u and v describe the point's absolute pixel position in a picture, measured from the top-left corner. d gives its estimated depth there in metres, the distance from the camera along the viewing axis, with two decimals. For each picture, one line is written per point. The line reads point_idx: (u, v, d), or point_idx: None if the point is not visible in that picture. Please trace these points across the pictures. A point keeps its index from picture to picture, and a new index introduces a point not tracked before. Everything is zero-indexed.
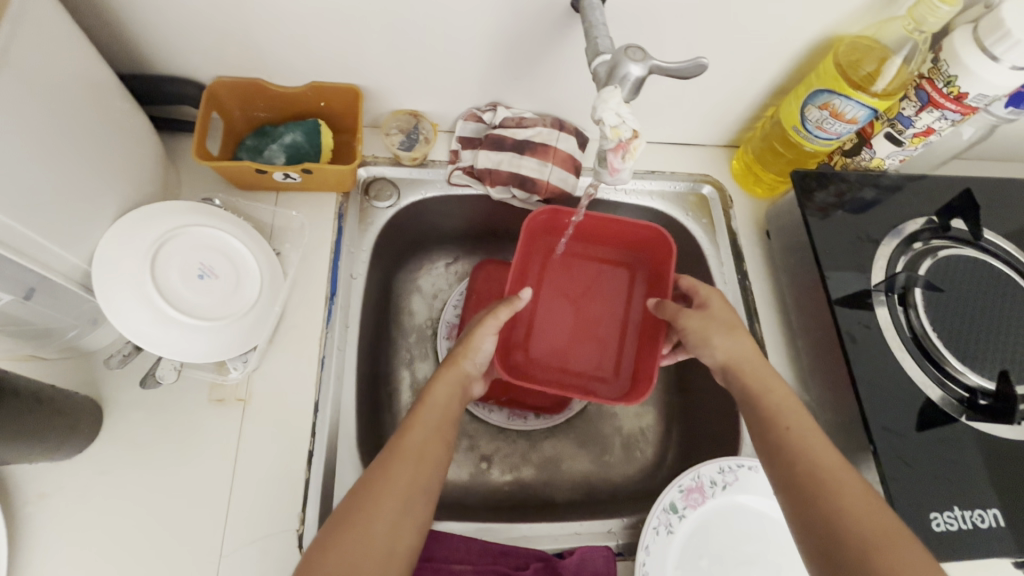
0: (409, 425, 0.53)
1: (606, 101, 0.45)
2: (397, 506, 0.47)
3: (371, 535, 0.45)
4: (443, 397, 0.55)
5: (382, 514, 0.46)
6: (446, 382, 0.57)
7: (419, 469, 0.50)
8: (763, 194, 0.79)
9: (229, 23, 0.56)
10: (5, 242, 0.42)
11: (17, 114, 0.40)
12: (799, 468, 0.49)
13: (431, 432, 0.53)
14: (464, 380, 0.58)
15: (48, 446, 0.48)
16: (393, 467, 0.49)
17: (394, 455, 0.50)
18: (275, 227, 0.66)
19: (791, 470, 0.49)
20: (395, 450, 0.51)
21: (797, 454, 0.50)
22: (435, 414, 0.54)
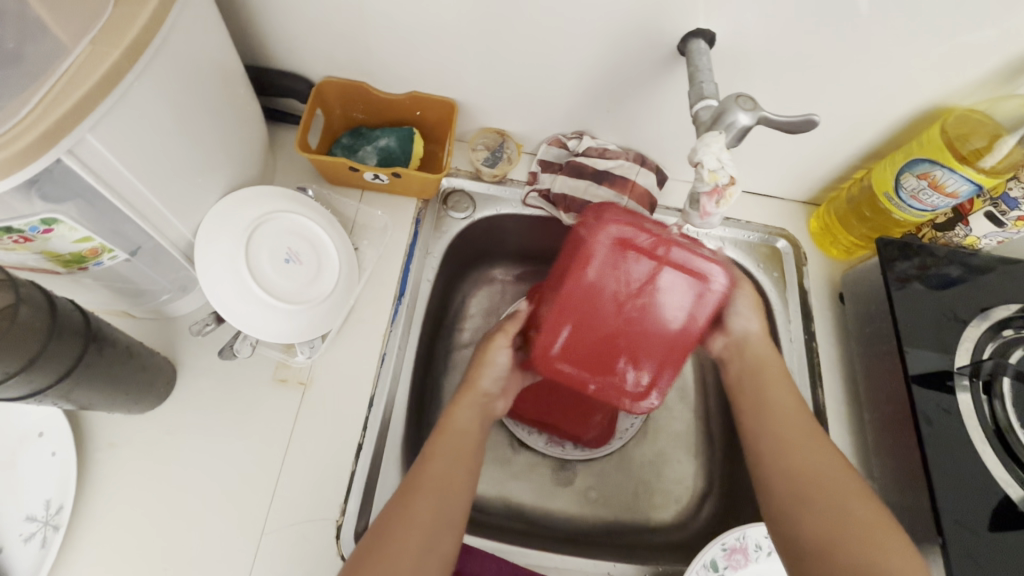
0: (429, 454, 0.52)
1: (708, 145, 0.46)
2: (419, 536, 0.47)
3: (397, 565, 0.45)
4: (464, 422, 0.56)
5: (405, 547, 0.46)
6: (463, 409, 0.57)
7: (443, 497, 0.50)
8: (839, 256, 0.77)
9: (350, 30, 0.60)
10: (138, 210, 0.46)
11: (168, 90, 0.44)
12: (788, 468, 0.52)
13: (450, 453, 0.53)
14: (483, 405, 0.60)
15: (129, 398, 0.51)
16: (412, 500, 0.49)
17: (417, 487, 0.49)
18: (356, 223, 0.69)
19: (786, 470, 0.52)
20: (417, 477, 0.50)
21: (792, 461, 0.53)
22: (455, 439, 0.54)
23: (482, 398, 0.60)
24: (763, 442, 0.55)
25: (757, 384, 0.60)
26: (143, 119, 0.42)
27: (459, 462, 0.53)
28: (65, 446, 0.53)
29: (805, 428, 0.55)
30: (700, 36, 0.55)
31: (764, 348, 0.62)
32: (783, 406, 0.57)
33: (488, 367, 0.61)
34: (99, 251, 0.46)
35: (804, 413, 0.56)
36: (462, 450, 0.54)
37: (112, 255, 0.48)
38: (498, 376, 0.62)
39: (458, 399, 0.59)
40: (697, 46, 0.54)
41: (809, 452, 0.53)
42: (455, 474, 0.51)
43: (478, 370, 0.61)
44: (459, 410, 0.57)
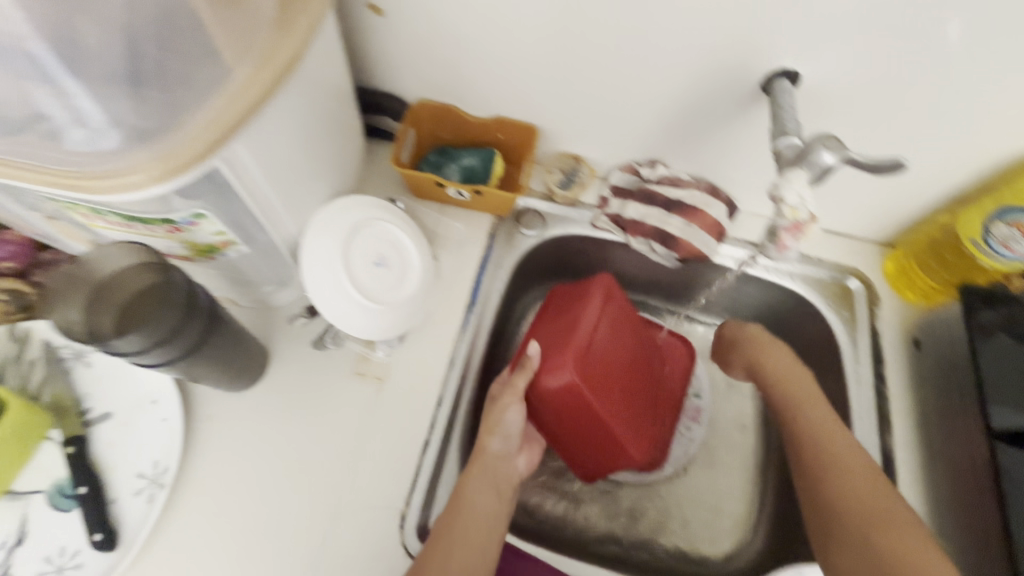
0: (451, 511, 0.55)
1: (790, 181, 0.47)
2: None
3: None
4: (477, 492, 0.56)
5: None
6: (480, 479, 0.57)
7: (473, 551, 0.53)
8: (915, 300, 0.74)
9: (451, 57, 0.66)
10: (266, 215, 0.52)
11: (300, 107, 0.50)
12: (843, 496, 0.52)
13: (474, 513, 0.55)
14: (497, 466, 0.60)
15: (229, 375, 0.57)
16: (437, 559, 0.50)
17: (440, 535, 0.52)
18: (436, 234, 0.74)
19: (830, 500, 0.53)
20: (438, 532, 0.53)
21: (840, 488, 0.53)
22: (477, 501, 0.56)
23: (493, 462, 0.60)
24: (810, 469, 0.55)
25: (789, 399, 0.60)
26: (280, 133, 0.48)
27: (478, 526, 0.54)
28: (174, 415, 0.59)
29: (853, 455, 0.55)
30: (786, 76, 0.57)
31: (785, 364, 0.63)
32: (824, 423, 0.57)
33: (499, 431, 0.61)
34: (229, 243, 0.51)
35: (849, 438, 0.56)
36: (478, 521, 0.55)
37: (236, 248, 0.53)
38: (510, 433, 0.62)
39: (471, 465, 0.59)
40: (782, 86, 0.56)
41: (856, 478, 0.53)
42: (477, 529, 0.54)
43: (489, 434, 0.60)
44: (476, 476, 0.58)
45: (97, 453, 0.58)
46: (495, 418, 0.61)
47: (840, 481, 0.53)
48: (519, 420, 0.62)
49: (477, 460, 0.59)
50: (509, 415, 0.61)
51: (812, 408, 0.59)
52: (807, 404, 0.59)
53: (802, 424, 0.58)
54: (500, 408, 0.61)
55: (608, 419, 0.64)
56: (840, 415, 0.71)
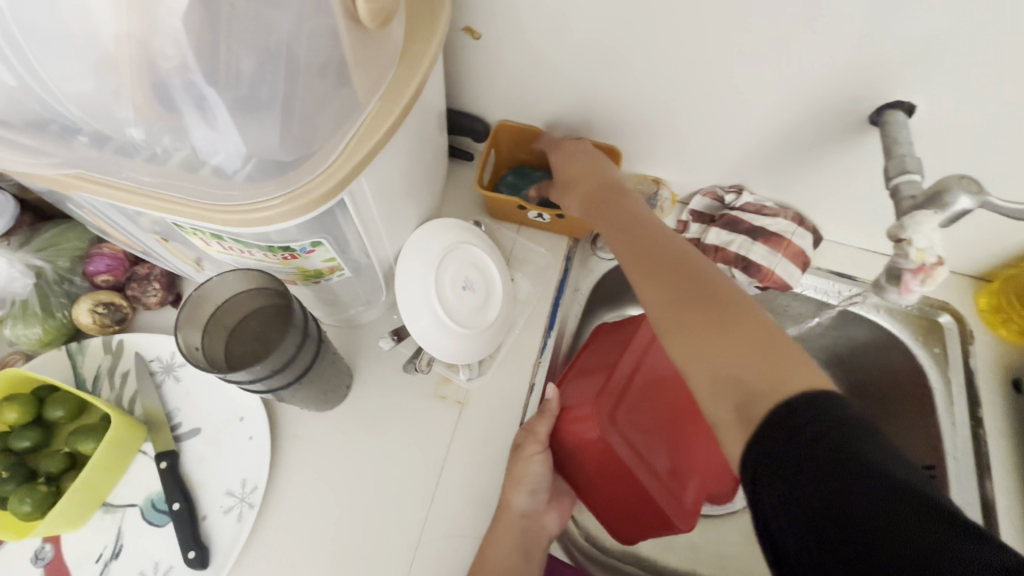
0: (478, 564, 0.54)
1: (920, 223, 0.45)
2: None
3: None
4: (503, 549, 0.55)
5: None
6: (504, 537, 0.56)
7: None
8: (1010, 338, 0.71)
9: (542, 81, 0.66)
10: (369, 238, 0.52)
11: (411, 134, 0.50)
12: (711, 386, 0.37)
13: (501, 557, 0.55)
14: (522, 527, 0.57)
15: (320, 397, 0.58)
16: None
17: None
18: (514, 255, 0.73)
19: (713, 390, 0.37)
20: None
21: (752, 397, 0.35)
22: (504, 546, 0.55)
23: (519, 519, 0.57)
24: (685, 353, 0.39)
25: (659, 243, 0.47)
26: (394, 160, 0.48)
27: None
28: (262, 433, 0.60)
29: (752, 326, 0.38)
30: (899, 108, 0.55)
31: (729, 287, 0.41)
32: (741, 331, 0.39)
33: (526, 485, 0.58)
34: (335, 269, 0.51)
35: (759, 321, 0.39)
36: (505, 573, 0.54)
37: (340, 274, 0.53)
38: (534, 489, 0.58)
39: (496, 523, 0.57)
40: (896, 118, 0.54)
41: (734, 348, 0.37)
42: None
43: (514, 490, 0.57)
44: (501, 533, 0.56)
45: (188, 468, 0.59)
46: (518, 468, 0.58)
47: (728, 369, 0.37)
48: (542, 472, 0.59)
49: (502, 511, 0.57)
50: (529, 469, 0.58)
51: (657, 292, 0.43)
52: (659, 282, 0.43)
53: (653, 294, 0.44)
54: (522, 458, 0.59)
55: (639, 472, 0.59)
56: (931, 458, 0.68)
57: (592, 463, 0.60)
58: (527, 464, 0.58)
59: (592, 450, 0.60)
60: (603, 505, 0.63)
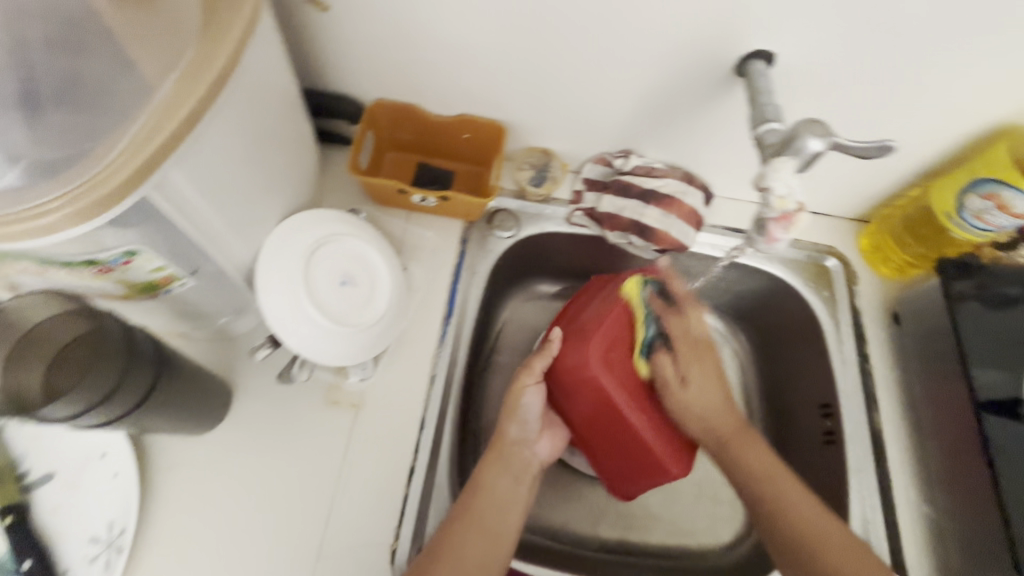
0: (468, 508, 0.54)
1: (778, 171, 0.45)
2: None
3: None
4: (502, 487, 0.57)
5: None
6: (499, 464, 0.58)
7: (485, 538, 0.53)
8: (892, 275, 0.75)
9: (404, 52, 0.61)
10: (206, 236, 0.46)
11: (241, 120, 0.45)
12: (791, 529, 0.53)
13: (499, 495, 0.56)
14: (518, 454, 0.60)
15: (191, 422, 0.52)
16: (456, 534, 0.52)
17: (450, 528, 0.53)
18: (404, 243, 0.69)
19: (785, 539, 0.53)
20: (444, 535, 0.52)
21: (790, 527, 0.53)
22: (491, 504, 0.55)
23: (513, 449, 0.60)
24: (754, 495, 0.56)
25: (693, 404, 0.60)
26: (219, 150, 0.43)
27: (489, 528, 0.54)
28: (127, 468, 0.53)
29: (843, 538, 0.52)
30: (760, 57, 0.54)
31: (770, 458, 0.58)
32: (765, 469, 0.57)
33: (518, 416, 0.60)
34: (171, 279, 0.46)
35: (809, 492, 0.56)
36: (491, 525, 0.54)
37: (181, 282, 0.48)
38: (527, 421, 0.61)
39: (488, 454, 0.59)
40: (757, 68, 0.54)
41: (811, 516, 0.54)
42: (490, 529, 0.54)
43: (510, 419, 0.60)
44: (489, 464, 0.58)
45: (41, 519, 0.52)
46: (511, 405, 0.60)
47: (807, 529, 0.53)
48: (537, 406, 0.61)
49: (501, 441, 0.60)
50: (530, 397, 0.60)
51: (779, 476, 0.56)
52: (725, 427, 0.60)
53: (768, 481, 0.56)
54: (514, 393, 0.60)
55: (641, 422, 0.59)
56: (827, 396, 0.71)
57: (579, 401, 0.60)
58: (518, 398, 0.60)
59: (588, 400, 0.59)
60: (602, 455, 0.64)
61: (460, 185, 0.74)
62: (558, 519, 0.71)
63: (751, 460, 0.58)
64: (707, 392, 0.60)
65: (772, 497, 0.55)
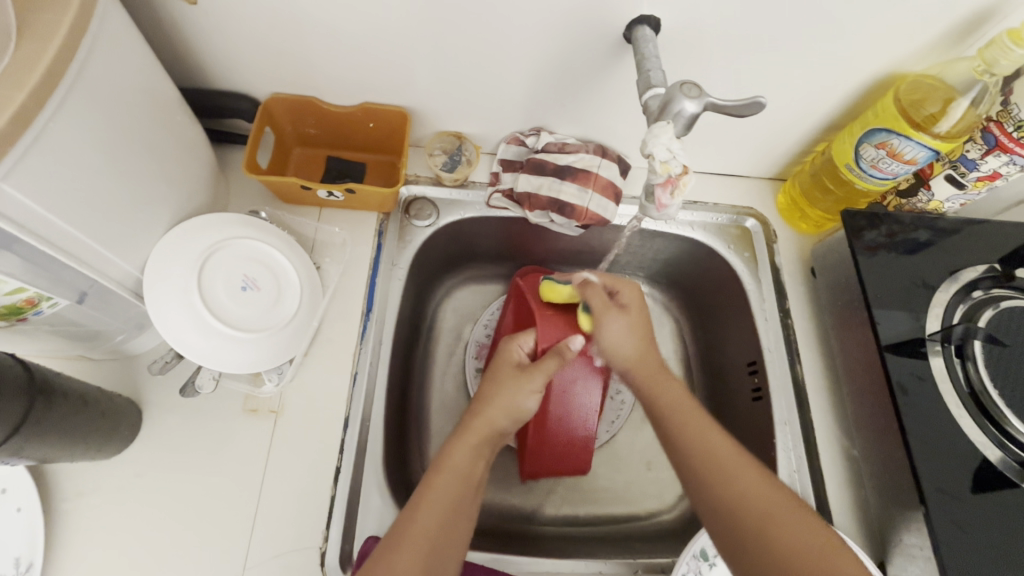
0: (424, 496, 0.48)
1: (657, 136, 0.45)
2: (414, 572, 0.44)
3: None
4: (464, 459, 0.51)
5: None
6: (470, 440, 0.52)
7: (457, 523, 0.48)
8: (808, 230, 0.76)
9: (287, 43, 0.58)
10: (71, 253, 0.44)
11: (92, 126, 0.42)
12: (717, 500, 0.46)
13: (460, 473, 0.50)
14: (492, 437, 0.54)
15: (91, 446, 0.49)
16: (422, 515, 0.47)
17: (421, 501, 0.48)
18: (316, 241, 0.67)
19: (716, 508, 0.45)
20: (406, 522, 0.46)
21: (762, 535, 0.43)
22: (452, 483, 0.49)
23: (493, 436, 0.54)
24: (707, 497, 0.46)
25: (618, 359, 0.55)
26: (64, 159, 0.40)
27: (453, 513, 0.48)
28: (31, 501, 0.51)
29: (774, 496, 0.45)
30: (646, 22, 0.54)
31: (681, 395, 0.52)
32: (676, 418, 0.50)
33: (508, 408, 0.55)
34: (36, 300, 0.45)
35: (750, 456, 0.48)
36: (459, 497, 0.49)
37: (53, 304, 0.47)
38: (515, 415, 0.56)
39: (463, 430, 0.53)
40: (642, 33, 0.53)
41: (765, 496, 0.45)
42: (450, 524, 0.48)
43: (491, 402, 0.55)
44: (462, 446, 0.52)
45: None
46: (503, 399, 0.55)
47: (757, 517, 0.44)
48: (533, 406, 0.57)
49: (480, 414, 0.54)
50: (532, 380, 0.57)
51: (718, 443, 0.48)
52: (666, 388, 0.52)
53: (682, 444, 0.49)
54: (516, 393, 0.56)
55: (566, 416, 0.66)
56: (753, 354, 0.72)
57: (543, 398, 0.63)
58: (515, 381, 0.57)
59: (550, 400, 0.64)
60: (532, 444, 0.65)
61: (372, 176, 0.73)
62: (503, 500, 0.71)
63: (710, 445, 0.48)
64: (635, 342, 0.55)
65: (733, 498, 0.45)
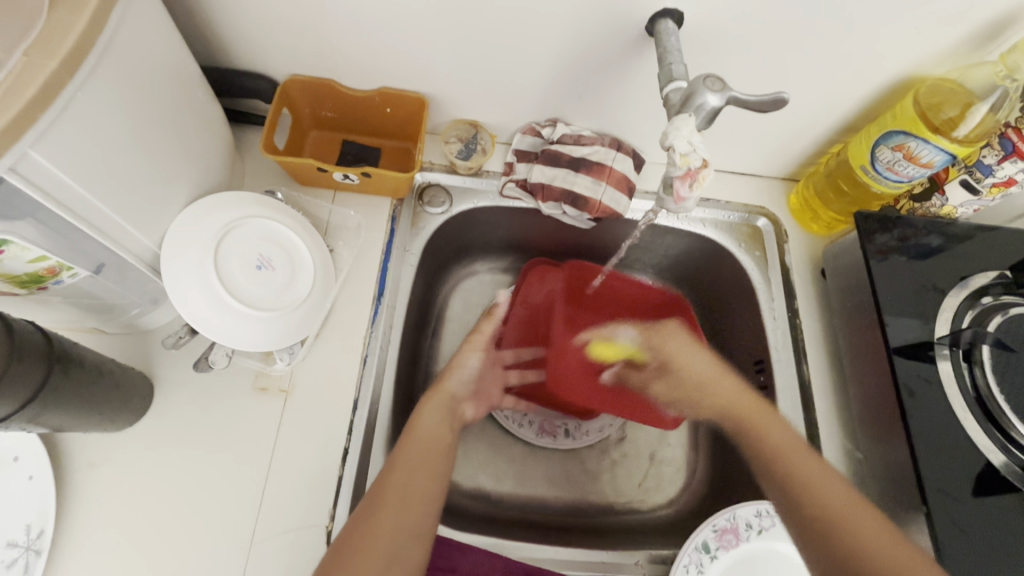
0: (393, 465, 0.52)
1: (678, 129, 0.45)
2: (386, 539, 0.48)
3: (376, 545, 0.47)
4: (432, 423, 0.58)
5: (380, 535, 0.48)
6: (432, 407, 0.60)
7: (409, 511, 0.50)
8: (819, 232, 0.77)
9: (308, 25, 0.58)
10: (95, 224, 0.45)
11: (118, 98, 0.43)
12: (818, 511, 0.51)
13: (426, 438, 0.56)
14: (449, 405, 0.62)
15: (104, 417, 0.50)
16: (399, 471, 0.52)
17: (394, 465, 0.52)
18: (330, 224, 0.68)
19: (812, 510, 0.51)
20: (382, 482, 0.51)
21: (848, 535, 0.49)
22: (419, 446, 0.55)
23: (449, 401, 0.62)
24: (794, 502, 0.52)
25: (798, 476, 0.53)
26: (90, 131, 0.41)
27: (422, 470, 0.53)
28: (43, 470, 0.52)
29: (837, 484, 0.53)
30: (669, 15, 0.53)
31: (790, 437, 0.57)
32: (818, 475, 0.53)
33: (458, 371, 0.66)
34: (57, 269, 0.46)
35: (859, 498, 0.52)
36: (428, 455, 0.55)
37: (72, 273, 0.47)
38: (464, 379, 0.66)
39: (429, 398, 0.61)
40: (666, 27, 0.53)
41: (833, 490, 0.52)
42: (419, 485, 0.52)
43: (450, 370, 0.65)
44: (430, 408, 0.60)
45: None
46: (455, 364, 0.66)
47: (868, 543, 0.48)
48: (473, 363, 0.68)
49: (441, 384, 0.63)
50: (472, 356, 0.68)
51: (826, 475, 0.53)
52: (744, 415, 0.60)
53: (810, 490, 0.52)
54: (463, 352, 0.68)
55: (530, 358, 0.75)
56: (759, 352, 0.72)
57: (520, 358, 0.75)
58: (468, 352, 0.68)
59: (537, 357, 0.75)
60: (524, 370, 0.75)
61: (388, 162, 0.73)
62: (506, 489, 0.71)
63: (782, 449, 0.56)
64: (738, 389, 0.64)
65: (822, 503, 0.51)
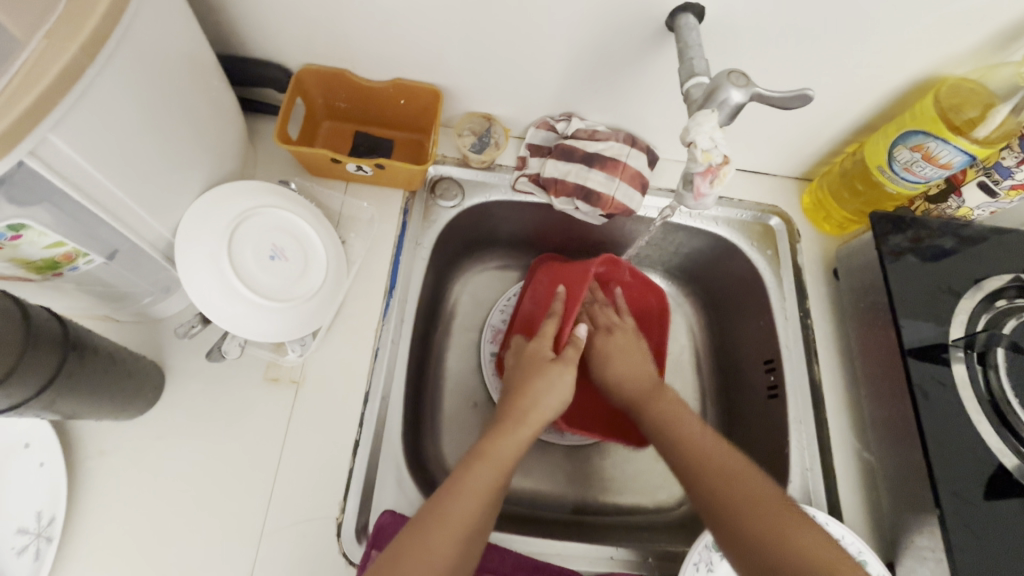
0: (458, 485, 0.48)
1: (700, 124, 0.45)
2: (447, 548, 0.45)
3: (434, 549, 0.45)
4: (506, 446, 0.52)
5: (438, 546, 0.45)
6: (508, 431, 0.53)
7: (466, 526, 0.47)
8: (833, 231, 0.76)
9: (324, 14, 0.58)
10: (110, 211, 0.44)
11: (136, 83, 0.42)
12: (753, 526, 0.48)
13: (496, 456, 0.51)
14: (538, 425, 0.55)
15: (116, 405, 0.50)
16: (460, 491, 0.48)
17: (461, 476, 0.49)
18: (342, 216, 0.67)
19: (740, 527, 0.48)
20: (445, 493, 0.48)
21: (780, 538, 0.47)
22: (489, 469, 0.50)
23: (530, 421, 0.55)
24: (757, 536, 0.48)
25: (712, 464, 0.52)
26: (107, 115, 0.40)
27: (483, 493, 0.49)
28: (55, 458, 0.52)
29: (764, 493, 0.50)
30: (690, 10, 0.53)
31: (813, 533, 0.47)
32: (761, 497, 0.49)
33: (551, 393, 0.57)
34: (73, 255, 0.46)
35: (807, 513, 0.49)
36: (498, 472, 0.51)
37: (87, 260, 0.47)
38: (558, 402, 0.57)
39: (506, 423, 0.54)
40: (686, 21, 0.52)
41: (773, 499, 0.49)
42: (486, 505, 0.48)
43: (541, 391, 0.56)
44: (505, 433, 0.53)
45: None
46: (548, 386, 0.57)
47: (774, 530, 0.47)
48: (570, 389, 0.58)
49: (534, 397, 0.56)
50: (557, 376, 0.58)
51: (758, 487, 0.50)
52: (690, 428, 0.56)
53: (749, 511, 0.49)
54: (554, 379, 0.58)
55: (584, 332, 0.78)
56: (770, 351, 0.72)
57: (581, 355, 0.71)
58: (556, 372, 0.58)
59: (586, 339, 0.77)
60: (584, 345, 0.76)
61: (400, 153, 0.72)
62: (514, 484, 0.71)
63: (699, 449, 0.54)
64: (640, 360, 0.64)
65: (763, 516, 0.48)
